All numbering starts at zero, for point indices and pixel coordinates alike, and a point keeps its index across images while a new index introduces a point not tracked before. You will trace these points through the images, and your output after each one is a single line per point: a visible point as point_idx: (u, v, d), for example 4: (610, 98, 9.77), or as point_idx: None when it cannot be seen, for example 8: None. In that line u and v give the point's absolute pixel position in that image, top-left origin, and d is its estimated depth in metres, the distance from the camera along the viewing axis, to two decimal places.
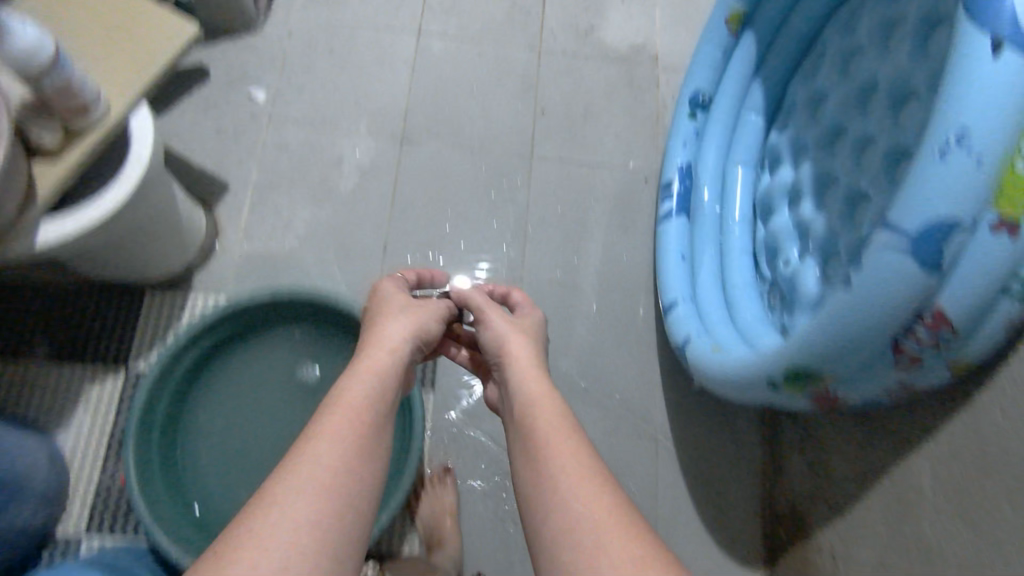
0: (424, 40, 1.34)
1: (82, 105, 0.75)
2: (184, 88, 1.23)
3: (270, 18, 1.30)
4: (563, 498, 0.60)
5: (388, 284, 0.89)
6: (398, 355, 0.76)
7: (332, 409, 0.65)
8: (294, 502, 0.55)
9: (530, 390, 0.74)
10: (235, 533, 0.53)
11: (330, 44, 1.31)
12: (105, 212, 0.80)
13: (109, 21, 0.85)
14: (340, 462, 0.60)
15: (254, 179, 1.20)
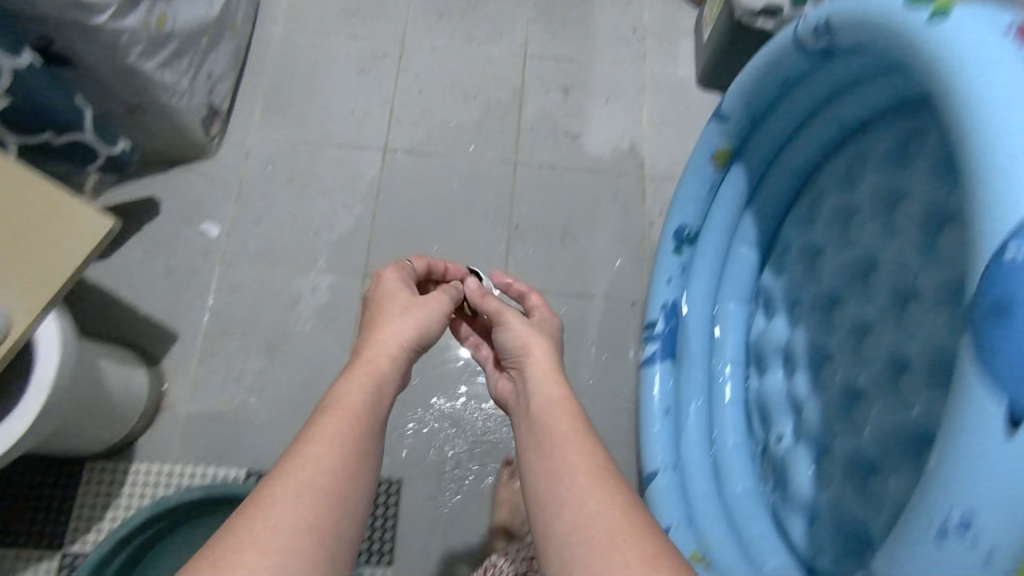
0: (390, 159, 1.26)
1: None
2: (133, 223, 1.17)
3: (227, 141, 1.24)
4: (578, 508, 0.61)
5: (390, 273, 0.83)
6: (398, 358, 0.73)
7: (329, 414, 0.63)
8: (287, 511, 0.54)
9: (546, 396, 0.75)
10: (230, 534, 0.52)
11: (290, 167, 1.24)
12: (4, 440, 0.73)
13: (16, 218, 0.76)
14: (336, 470, 0.59)
15: (206, 326, 1.13)
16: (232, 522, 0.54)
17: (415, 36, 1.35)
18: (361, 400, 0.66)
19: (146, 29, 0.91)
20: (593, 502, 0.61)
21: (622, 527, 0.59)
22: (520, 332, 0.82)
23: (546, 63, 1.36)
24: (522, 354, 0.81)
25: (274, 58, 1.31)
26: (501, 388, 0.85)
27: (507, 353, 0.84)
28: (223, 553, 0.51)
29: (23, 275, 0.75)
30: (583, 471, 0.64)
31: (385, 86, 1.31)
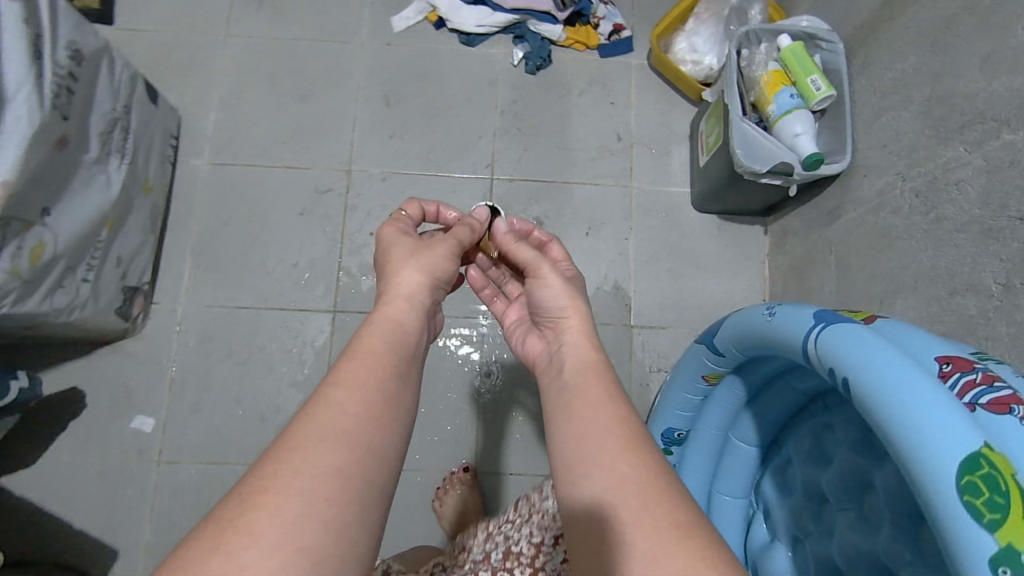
0: (342, 322, 1.12)
1: None
2: (54, 423, 1.04)
3: (155, 315, 1.10)
4: (610, 473, 0.51)
5: (393, 223, 0.73)
6: (419, 308, 0.64)
7: (352, 356, 0.55)
8: (313, 454, 0.45)
9: (578, 357, 0.65)
10: (253, 479, 0.44)
11: (229, 340, 1.10)
12: None
13: None
14: (361, 412, 0.50)
15: (144, 540, 1.02)
16: (253, 468, 0.45)
17: (362, 166, 1.18)
18: (384, 341, 0.58)
19: (17, 275, 0.76)
20: (626, 465, 0.51)
21: (682, 502, 0.48)
22: (559, 289, 0.70)
23: (515, 188, 1.19)
24: (560, 315, 0.70)
25: (202, 203, 1.15)
26: (527, 348, 0.74)
27: (542, 313, 0.72)
28: (244, 501, 0.42)
29: None
30: (614, 431, 0.54)
31: (332, 230, 1.16)
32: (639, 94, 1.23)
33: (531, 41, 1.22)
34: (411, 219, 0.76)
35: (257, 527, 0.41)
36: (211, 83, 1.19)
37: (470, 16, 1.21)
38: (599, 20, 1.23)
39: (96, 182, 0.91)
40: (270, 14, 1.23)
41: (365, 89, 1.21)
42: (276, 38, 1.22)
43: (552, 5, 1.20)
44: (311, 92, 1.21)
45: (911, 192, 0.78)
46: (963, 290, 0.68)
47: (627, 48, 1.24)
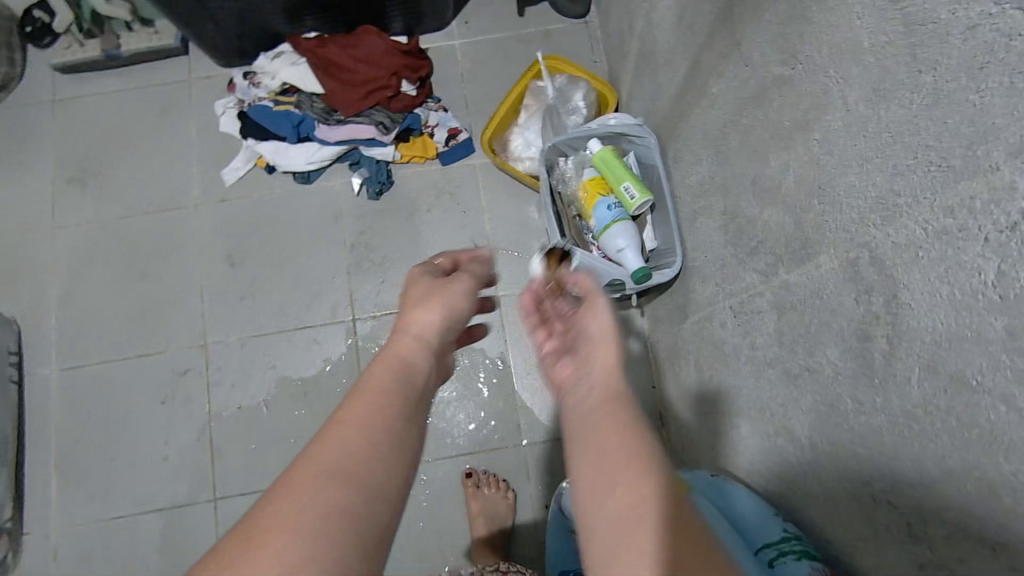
0: (223, 508, 1.07)
1: None
2: None
3: (26, 545, 1.05)
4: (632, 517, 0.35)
5: (420, 266, 0.62)
6: (431, 351, 0.54)
7: (358, 391, 0.47)
8: (316, 493, 0.39)
9: (611, 382, 0.45)
10: (258, 511, 0.39)
11: (107, 555, 1.06)
12: None
13: None
14: (371, 452, 0.42)
15: None
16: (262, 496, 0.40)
17: (217, 336, 1.14)
18: (391, 379, 0.49)
19: None
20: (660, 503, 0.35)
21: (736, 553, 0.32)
22: (606, 320, 0.51)
23: (378, 326, 1.14)
24: (598, 344, 0.49)
25: (58, 413, 1.11)
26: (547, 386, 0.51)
27: (578, 343, 0.51)
28: (246, 539, 0.37)
29: None
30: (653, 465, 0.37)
31: (199, 411, 1.11)
32: (489, 196, 1.19)
33: (368, 166, 1.18)
34: (442, 265, 0.65)
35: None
36: (49, 281, 1.16)
37: (299, 154, 1.16)
38: (432, 129, 1.19)
39: None
40: (97, 194, 1.20)
41: (207, 254, 1.17)
42: (107, 219, 1.18)
43: (376, 131, 1.15)
44: (150, 270, 1.17)
45: (729, 308, 0.74)
46: (783, 434, 0.63)
47: (465, 152, 1.19)
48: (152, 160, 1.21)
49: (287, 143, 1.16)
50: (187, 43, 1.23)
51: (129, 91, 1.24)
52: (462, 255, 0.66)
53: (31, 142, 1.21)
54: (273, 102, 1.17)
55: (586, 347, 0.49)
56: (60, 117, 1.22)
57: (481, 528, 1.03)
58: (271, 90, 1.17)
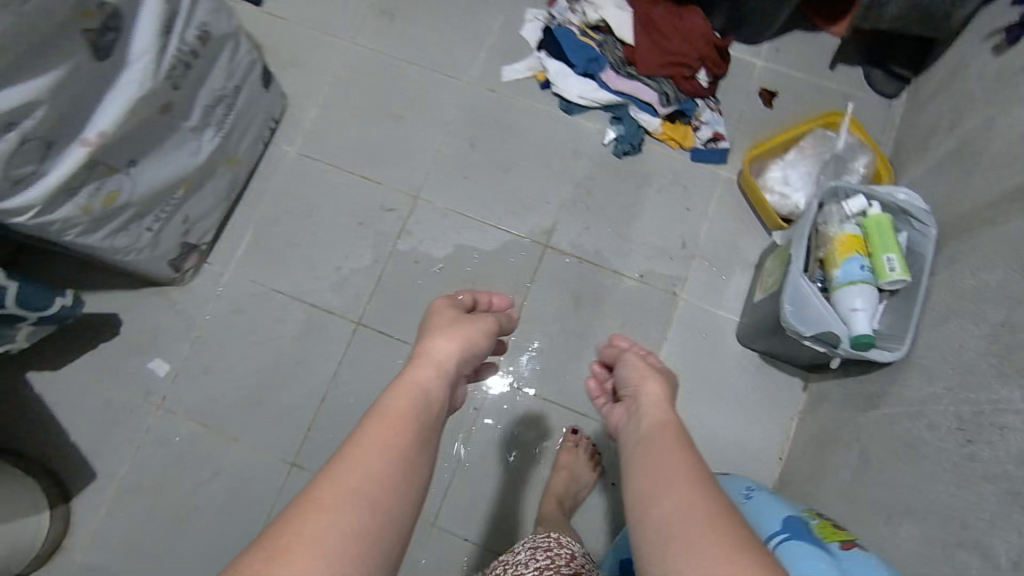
0: (360, 335, 1.16)
1: None
2: (86, 341, 1.13)
3: (203, 271, 1.18)
4: (680, 502, 0.50)
5: (446, 296, 0.74)
6: (446, 381, 0.63)
7: (379, 416, 0.54)
8: (336, 520, 0.45)
9: (656, 412, 0.63)
10: (276, 539, 0.44)
11: (254, 321, 1.15)
12: None
13: None
14: (387, 479, 0.50)
15: (120, 476, 1.08)
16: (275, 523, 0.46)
17: (427, 196, 1.22)
18: (411, 403, 0.57)
19: (87, 212, 0.87)
20: (690, 501, 0.50)
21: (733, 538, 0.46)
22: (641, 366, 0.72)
23: (564, 264, 1.18)
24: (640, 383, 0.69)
25: (278, 187, 1.23)
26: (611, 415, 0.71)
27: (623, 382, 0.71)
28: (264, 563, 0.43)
29: None
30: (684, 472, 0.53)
31: (382, 247, 1.20)
32: (718, 208, 1.20)
33: (627, 125, 1.23)
34: (465, 302, 0.77)
35: None
36: (322, 83, 1.29)
37: (576, 85, 1.24)
38: (699, 124, 1.22)
39: (185, 149, 1.01)
40: (396, 36, 1.32)
41: (456, 126, 1.26)
42: (394, 57, 1.30)
43: (656, 98, 1.21)
44: (405, 115, 1.27)
45: (955, 414, 0.71)
46: (970, 547, 0.61)
47: (718, 158, 1.22)
48: (450, 30, 1.32)
49: (572, 71, 1.24)
50: None
51: None
52: (487, 294, 0.80)
53: None
54: (580, 32, 1.24)
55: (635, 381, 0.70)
56: None
57: (560, 481, 1.04)
58: (585, 22, 1.24)
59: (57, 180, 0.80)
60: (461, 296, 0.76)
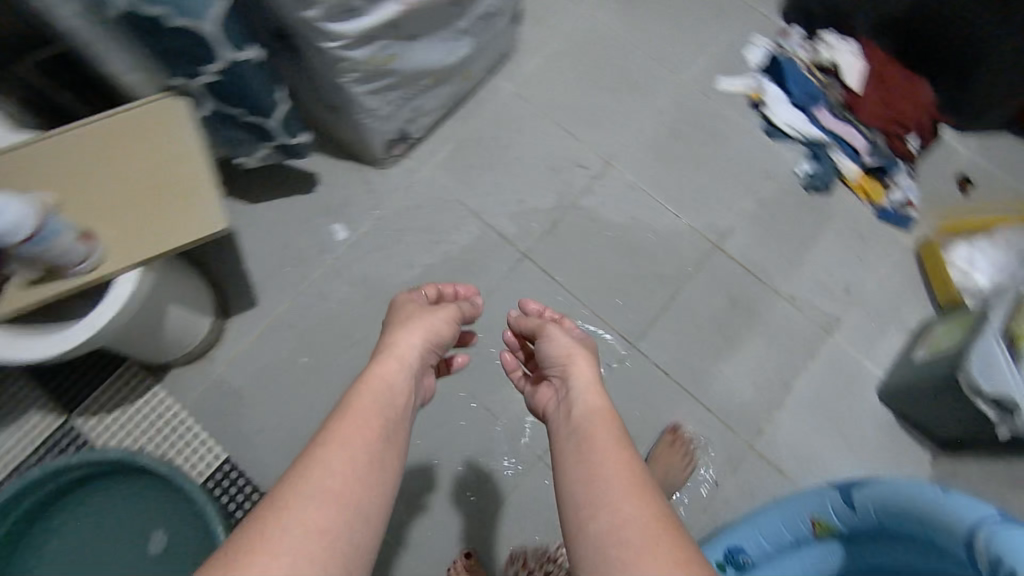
0: (523, 266, 1.22)
1: (58, 264, 0.78)
2: (285, 188, 1.24)
3: (402, 163, 1.27)
4: (612, 512, 0.58)
5: (405, 294, 0.84)
6: (409, 372, 0.71)
7: (342, 417, 0.63)
8: (310, 512, 0.55)
9: (592, 400, 0.70)
10: (255, 529, 0.54)
11: (434, 221, 1.24)
12: (57, 348, 0.81)
13: (147, 190, 0.85)
14: (351, 473, 0.59)
15: (279, 312, 1.19)
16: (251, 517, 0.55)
17: (619, 166, 1.29)
18: (372, 401, 0.66)
19: (369, 63, 0.96)
20: (625, 508, 0.58)
21: (663, 548, 0.55)
22: (564, 341, 0.78)
23: (730, 267, 1.22)
24: (564, 361, 0.75)
25: (489, 111, 1.31)
26: (542, 396, 0.78)
27: (549, 361, 0.78)
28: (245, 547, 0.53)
29: (128, 233, 0.83)
30: (620, 474, 0.61)
31: (566, 196, 1.27)
32: (889, 267, 1.23)
33: (824, 165, 1.27)
34: (428, 295, 0.87)
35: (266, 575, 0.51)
36: (557, 36, 1.37)
37: (786, 113, 1.30)
38: (894, 186, 1.25)
39: (446, 44, 1.09)
40: (637, 17, 1.39)
41: (664, 113, 1.33)
42: (628, 35, 1.38)
43: (864, 145, 1.25)
44: (622, 88, 1.34)
45: None
46: None
47: (902, 223, 1.25)
48: (688, 28, 1.38)
49: (787, 99, 1.30)
50: None
51: None
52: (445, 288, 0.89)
53: None
54: (807, 66, 1.31)
55: (559, 366, 0.75)
56: None
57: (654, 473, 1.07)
58: (815, 58, 1.31)
59: (368, 23, 0.89)
60: (422, 292, 0.86)
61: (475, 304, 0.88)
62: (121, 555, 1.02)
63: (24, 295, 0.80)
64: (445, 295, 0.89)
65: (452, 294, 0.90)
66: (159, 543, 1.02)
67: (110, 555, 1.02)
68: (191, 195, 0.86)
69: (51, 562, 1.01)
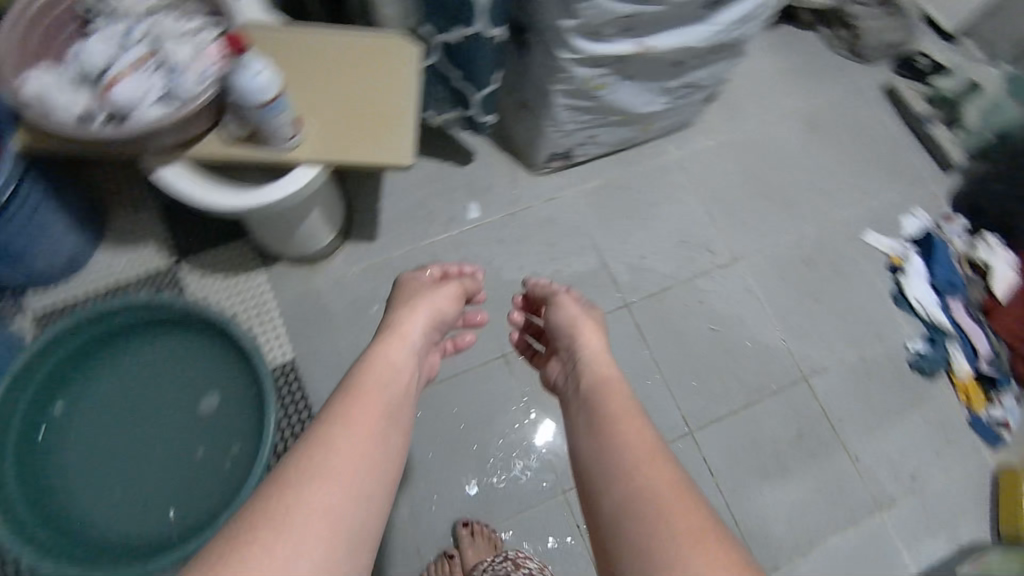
0: (620, 315, 1.25)
1: (267, 135, 0.87)
2: (444, 153, 1.32)
3: (552, 177, 1.33)
4: (626, 478, 0.63)
5: (411, 275, 0.92)
6: (411, 350, 0.76)
7: (347, 397, 0.66)
8: (320, 493, 0.57)
9: (600, 368, 0.78)
10: (260, 520, 0.54)
11: (559, 238, 1.29)
12: (228, 202, 0.90)
13: (356, 105, 0.93)
14: (359, 454, 0.61)
15: (390, 256, 1.25)
16: (246, 511, 0.56)
17: (743, 265, 1.31)
18: (376, 381, 0.69)
19: (583, 83, 1.03)
20: (639, 473, 0.62)
21: (676, 495, 0.60)
22: (571, 311, 0.88)
23: (809, 404, 1.22)
24: (570, 330, 0.85)
25: (648, 166, 1.36)
26: (552, 370, 0.88)
27: (558, 333, 0.87)
28: (248, 532, 0.53)
29: (328, 134, 0.92)
30: (636, 436, 0.66)
31: (685, 271, 1.30)
32: (962, 476, 1.20)
33: (937, 352, 1.26)
34: (432, 274, 0.95)
35: (277, 555, 0.52)
36: (734, 128, 1.42)
37: (920, 290, 1.30)
38: (997, 403, 1.24)
39: (648, 95, 1.15)
40: (812, 142, 1.43)
41: (805, 238, 1.35)
42: (800, 155, 1.41)
43: (986, 351, 1.24)
44: (775, 199, 1.37)
45: None
46: None
47: (992, 439, 1.22)
48: (855, 172, 1.41)
49: (926, 277, 1.31)
50: (960, 171, 1.42)
51: (900, 142, 1.45)
52: (451, 266, 0.98)
53: (832, 83, 1.48)
54: (959, 256, 1.32)
55: (566, 338, 0.85)
56: (855, 97, 1.48)
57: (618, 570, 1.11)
58: (972, 253, 1.31)
59: (605, 50, 0.95)
60: (427, 270, 0.95)
61: (475, 278, 0.96)
62: (169, 403, 1.09)
63: (225, 148, 0.90)
64: (451, 273, 0.98)
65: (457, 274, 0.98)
66: (209, 406, 1.08)
67: (159, 398, 1.09)
68: (390, 127, 0.93)
69: (102, 387, 1.08)
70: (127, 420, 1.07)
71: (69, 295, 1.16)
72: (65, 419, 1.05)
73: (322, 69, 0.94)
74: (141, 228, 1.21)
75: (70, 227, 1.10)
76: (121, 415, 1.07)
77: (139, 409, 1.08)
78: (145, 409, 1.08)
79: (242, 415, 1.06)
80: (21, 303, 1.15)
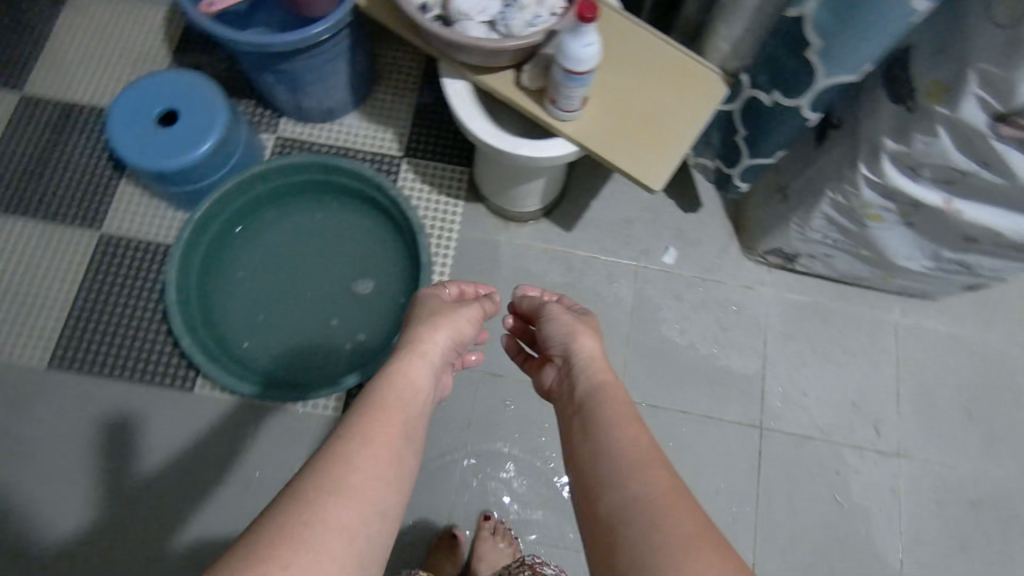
0: (750, 433, 1.17)
1: (553, 97, 0.89)
2: (676, 190, 1.29)
3: (761, 268, 1.26)
4: (621, 494, 0.55)
5: (427, 292, 0.86)
6: (430, 368, 0.70)
7: (364, 415, 0.61)
8: (336, 512, 0.52)
9: (594, 378, 0.69)
10: (257, 549, 0.49)
11: (734, 327, 1.22)
12: (485, 136, 0.94)
13: (640, 111, 0.93)
14: (378, 476, 0.56)
15: (575, 253, 1.25)
16: (239, 539, 0.50)
17: (903, 465, 1.17)
18: (395, 397, 0.64)
19: (862, 206, 0.94)
20: (632, 488, 0.55)
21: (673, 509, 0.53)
22: (569, 318, 0.78)
23: None
24: (567, 336, 0.75)
25: (862, 312, 1.24)
26: (546, 376, 0.77)
27: (553, 339, 0.77)
28: (247, 559, 0.48)
29: (602, 124, 0.92)
30: (636, 451, 0.59)
31: (840, 433, 1.18)
32: None
33: None
34: (448, 294, 0.88)
35: None
36: (977, 328, 1.25)
37: None
38: None
39: (914, 251, 1.04)
40: None
41: (988, 479, 1.17)
42: None
43: None
44: (978, 422, 1.20)
45: None
46: None
47: None
48: None
49: None
50: None
51: None
52: (468, 287, 0.91)
53: None
54: None
55: (558, 344, 0.76)
56: None
57: None
58: None
59: (909, 189, 0.87)
60: (447, 286, 0.89)
61: (494, 300, 0.87)
62: (326, 265, 1.17)
63: (511, 89, 0.93)
64: (468, 292, 0.90)
65: (473, 292, 0.91)
66: (358, 287, 1.16)
67: (321, 257, 1.18)
68: (659, 147, 0.92)
69: (276, 230, 1.18)
70: (285, 261, 1.17)
71: (309, 137, 1.29)
72: (246, 235, 1.18)
73: (628, 64, 0.95)
74: (393, 112, 1.30)
75: (346, 83, 1.21)
76: (283, 255, 1.17)
77: (300, 258, 1.17)
78: (304, 261, 1.17)
79: (387, 311, 1.14)
80: (275, 122, 1.29)
